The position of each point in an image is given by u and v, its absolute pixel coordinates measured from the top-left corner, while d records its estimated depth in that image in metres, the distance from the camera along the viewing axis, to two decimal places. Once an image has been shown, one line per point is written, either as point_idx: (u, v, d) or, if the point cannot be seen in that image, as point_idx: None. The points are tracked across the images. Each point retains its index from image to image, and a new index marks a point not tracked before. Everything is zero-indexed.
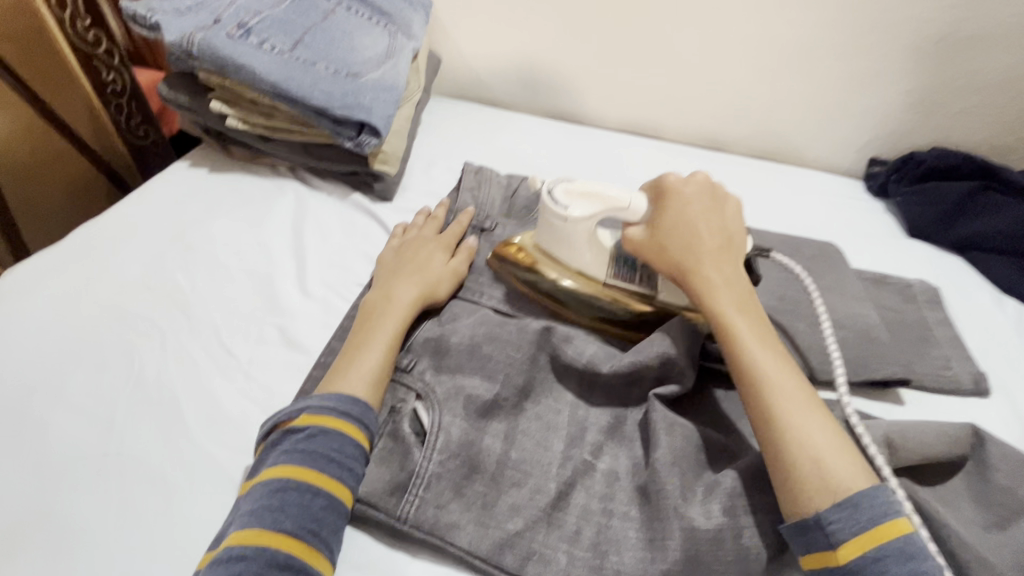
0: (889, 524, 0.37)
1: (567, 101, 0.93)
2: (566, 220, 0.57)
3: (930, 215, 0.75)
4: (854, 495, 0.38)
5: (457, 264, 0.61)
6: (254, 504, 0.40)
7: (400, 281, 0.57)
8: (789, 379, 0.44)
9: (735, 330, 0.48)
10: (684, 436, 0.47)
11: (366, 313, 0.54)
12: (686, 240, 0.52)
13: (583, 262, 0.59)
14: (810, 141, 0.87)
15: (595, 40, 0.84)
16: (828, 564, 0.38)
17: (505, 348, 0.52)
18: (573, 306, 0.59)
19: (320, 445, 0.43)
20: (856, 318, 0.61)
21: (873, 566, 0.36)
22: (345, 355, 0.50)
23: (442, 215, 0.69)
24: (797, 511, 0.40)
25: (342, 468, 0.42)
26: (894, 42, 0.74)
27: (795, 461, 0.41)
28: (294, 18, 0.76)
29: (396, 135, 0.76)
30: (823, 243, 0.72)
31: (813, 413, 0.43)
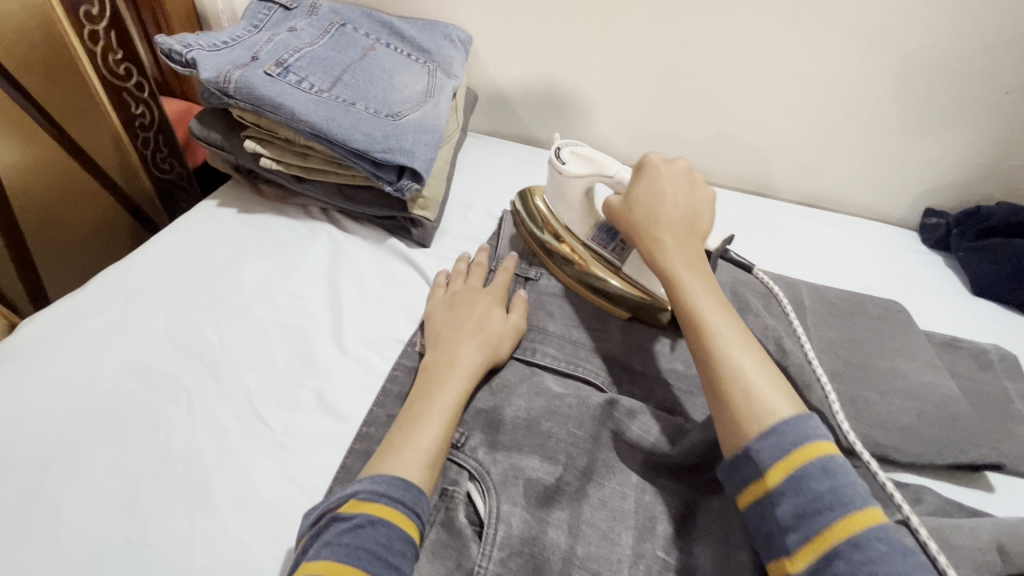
0: (812, 445, 0.38)
1: (605, 141, 0.90)
2: (560, 174, 0.61)
3: (997, 277, 0.71)
4: (779, 423, 0.39)
5: (516, 319, 0.57)
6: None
7: (460, 341, 0.53)
8: (736, 328, 0.46)
9: (684, 279, 0.49)
10: None
11: (423, 378, 0.50)
12: (650, 207, 0.54)
13: (573, 219, 0.64)
14: (863, 189, 0.83)
15: (642, 81, 0.81)
16: (761, 493, 0.38)
17: (566, 425, 0.47)
18: (558, 266, 0.64)
19: (365, 539, 0.38)
20: (936, 390, 0.57)
21: (798, 488, 0.37)
22: (400, 428, 0.45)
23: (485, 261, 0.65)
24: (732, 443, 0.41)
25: (386, 567, 0.37)
26: (958, 90, 0.71)
27: (731, 394, 0.42)
28: (332, 56, 0.73)
29: (435, 177, 0.73)
30: (888, 301, 0.68)
31: (749, 355, 0.44)
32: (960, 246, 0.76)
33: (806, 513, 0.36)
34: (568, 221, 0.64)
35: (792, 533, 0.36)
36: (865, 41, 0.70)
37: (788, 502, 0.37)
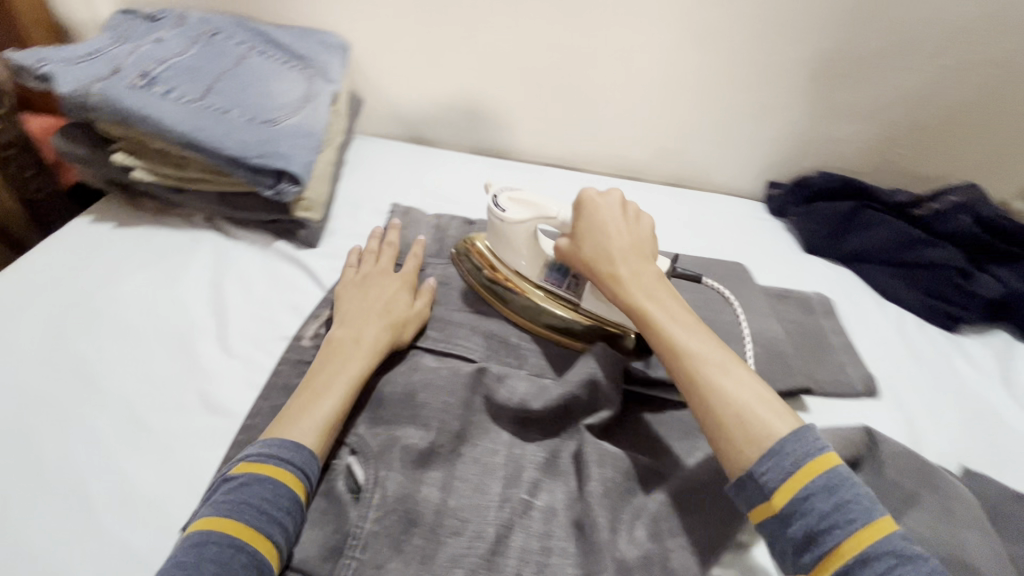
0: (813, 460, 0.40)
1: (488, 137, 0.95)
2: (501, 220, 0.62)
3: (819, 233, 0.84)
4: (776, 442, 0.41)
5: (421, 305, 0.62)
6: (177, 556, 0.39)
7: (368, 322, 0.57)
8: (714, 348, 0.48)
9: (648, 310, 0.51)
10: (616, 465, 0.49)
11: (327, 351, 0.54)
12: (357, 314, 0.57)
13: (522, 262, 0.64)
14: (718, 167, 0.94)
15: (514, 79, 0.87)
16: (768, 511, 0.40)
17: (439, 394, 0.52)
18: (514, 310, 0.63)
19: (248, 495, 0.42)
20: (765, 333, 0.66)
21: (804, 505, 0.39)
22: (303, 399, 0.49)
23: (396, 242, 0.69)
24: (734, 470, 0.42)
25: (269, 521, 0.42)
26: (778, 77, 0.82)
27: (721, 419, 0.43)
28: (203, 65, 0.74)
29: (318, 179, 0.75)
30: (733, 263, 0.78)
31: (731, 377, 0.45)
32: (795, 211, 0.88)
33: (806, 520, 0.38)
34: (514, 265, 0.64)
35: (789, 524, 0.39)
36: (697, 38, 0.79)
37: (798, 521, 0.39)
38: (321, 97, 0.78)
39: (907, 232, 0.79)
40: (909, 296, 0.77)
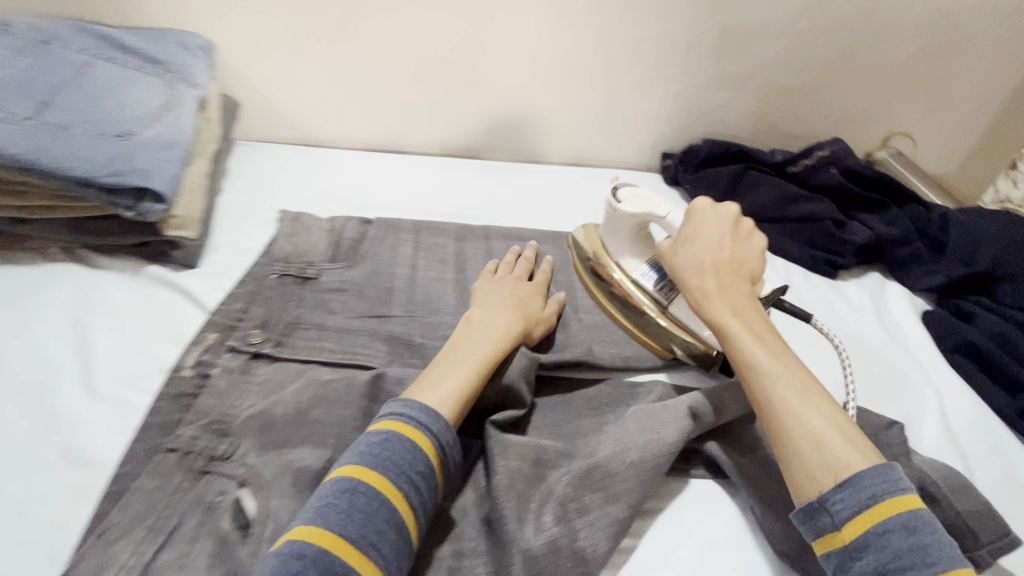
0: (892, 502, 0.39)
1: (382, 132, 0.91)
2: (615, 212, 0.64)
3: (710, 195, 0.88)
4: (854, 475, 0.40)
5: (547, 311, 0.63)
6: (318, 501, 0.40)
7: (497, 312, 0.58)
8: (792, 371, 0.46)
9: (730, 326, 0.50)
10: (520, 456, 0.49)
11: (298, 345, 0.47)
12: (490, 321, 0.56)
13: (626, 256, 0.66)
14: (615, 144, 0.95)
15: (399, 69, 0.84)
16: (840, 544, 0.40)
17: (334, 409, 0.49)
18: (614, 309, 0.65)
19: (390, 452, 0.43)
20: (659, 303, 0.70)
21: (878, 540, 0.38)
22: (426, 374, 0.50)
23: (533, 257, 0.70)
24: (802, 497, 0.42)
25: (406, 479, 0.42)
26: (658, 52, 0.84)
27: (793, 440, 0.43)
28: (35, 76, 0.65)
29: (189, 194, 0.69)
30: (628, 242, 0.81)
31: (815, 400, 0.45)
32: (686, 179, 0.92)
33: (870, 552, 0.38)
34: (619, 257, 0.66)
35: (855, 551, 0.39)
36: (576, 17, 0.80)
37: (868, 557, 0.38)
38: (184, 104, 0.72)
39: (784, 190, 0.86)
40: (793, 248, 0.83)
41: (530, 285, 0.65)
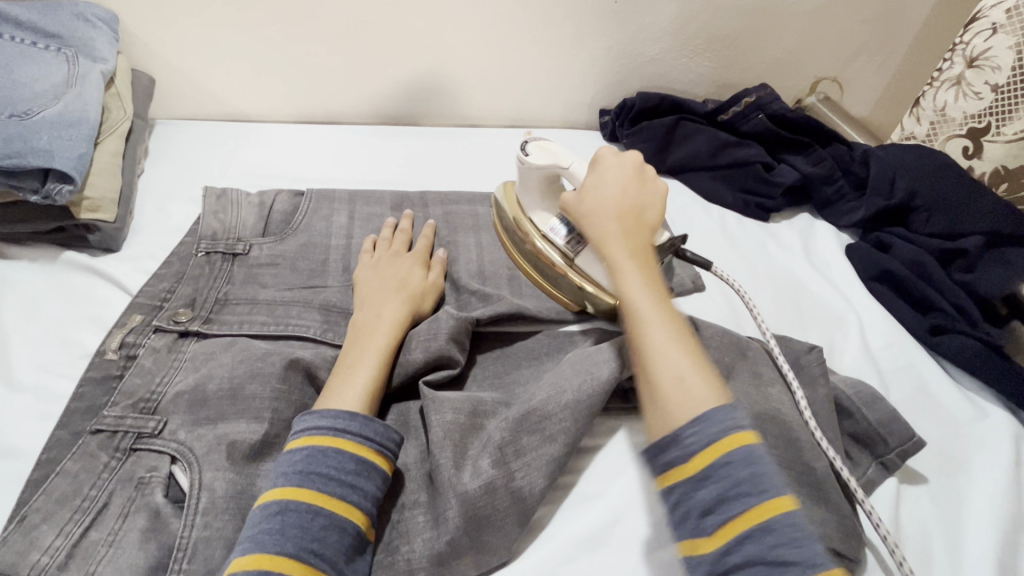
0: (732, 437, 0.36)
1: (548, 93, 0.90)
2: (520, 165, 0.59)
3: (931, 165, 0.71)
4: (704, 409, 0.37)
5: (436, 277, 0.60)
6: (289, 466, 0.40)
7: (382, 300, 0.54)
8: (677, 338, 0.42)
9: (625, 278, 0.46)
10: (654, 437, 0.50)
11: (354, 334, 0.51)
12: (600, 196, 0.52)
13: (538, 214, 0.60)
14: None
15: (573, 24, 0.81)
16: (681, 477, 0.36)
17: (484, 369, 0.55)
18: (539, 275, 0.59)
19: (316, 465, 0.40)
20: (830, 304, 0.65)
21: (721, 474, 0.35)
22: (337, 373, 0.48)
23: (409, 229, 0.65)
24: (656, 434, 0.38)
25: (341, 484, 0.40)
26: None
27: (661, 384, 0.40)
28: (274, 55, 0.78)
29: (378, 156, 0.80)
30: (805, 237, 0.75)
31: (680, 348, 0.41)
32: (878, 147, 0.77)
33: (726, 500, 0.34)
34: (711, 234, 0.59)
35: (710, 516, 0.34)
36: None
37: (710, 487, 0.35)
38: (384, 85, 0.84)
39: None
40: None
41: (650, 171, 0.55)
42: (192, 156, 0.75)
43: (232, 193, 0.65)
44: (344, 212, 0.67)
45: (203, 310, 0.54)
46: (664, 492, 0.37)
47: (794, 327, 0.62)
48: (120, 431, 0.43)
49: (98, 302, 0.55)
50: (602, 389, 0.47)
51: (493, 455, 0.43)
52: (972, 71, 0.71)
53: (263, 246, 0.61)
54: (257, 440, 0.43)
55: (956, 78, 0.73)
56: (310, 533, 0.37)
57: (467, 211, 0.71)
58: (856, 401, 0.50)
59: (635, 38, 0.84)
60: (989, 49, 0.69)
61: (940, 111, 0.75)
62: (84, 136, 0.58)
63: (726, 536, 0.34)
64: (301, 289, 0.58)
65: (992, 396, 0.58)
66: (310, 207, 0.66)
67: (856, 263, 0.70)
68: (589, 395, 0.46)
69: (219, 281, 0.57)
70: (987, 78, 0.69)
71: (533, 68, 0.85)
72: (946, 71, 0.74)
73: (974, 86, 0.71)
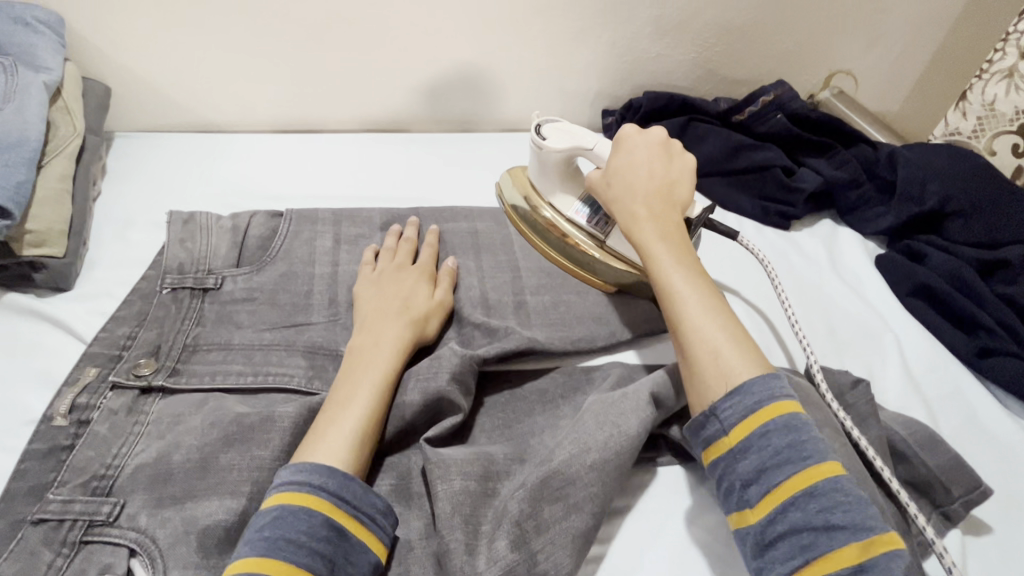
0: (779, 404, 0.37)
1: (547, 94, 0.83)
2: (540, 149, 0.60)
3: (965, 167, 0.66)
4: (744, 379, 0.39)
5: (444, 295, 0.54)
6: (256, 533, 0.34)
7: (382, 321, 0.49)
8: (711, 310, 0.44)
9: (653, 255, 0.48)
10: (686, 493, 0.44)
11: (347, 365, 0.45)
12: (625, 176, 0.53)
13: (555, 194, 0.63)
14: None
15: (575, 17, 0.74)
16: (724, 449, 0.38)
17: (493, 415, 0.48)
18: (557, 250, 0.62)
19: (284, 529, 0.34)
20: (864, 322, 0.59)
21: (759, 444, 0.37)
22: (326, 411, 0.41)
23: (415, 238, 0.60)
24: (696, 405, 0.41)
25: (311, 553, 0.34)
26: None
27: (699, 353, 0.42)
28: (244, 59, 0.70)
29: (364, 168, 0.73)
30: (829, 247, 0.69)
31: (716, 321, 0.43)
32: (907, 146, 0.72)
33: (766, 470, 0.36)
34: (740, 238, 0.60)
35: (753, 487, 0.36)
36: None
37: (752, 457, 0.37)
38: (369, 89, 0.77)
39: None
40: None
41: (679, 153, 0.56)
42: (156, 174, 0.67)
43: (202, 218, 0.58)
44: (328, 235, 0.60)
45: (169, 360, 0.47)
46: (710, 465, 0.39)
47: (830, 352, 0.56)
48: (68, 520, 0.37)
49: (47, 354, 0.48)
50: (631, 445, 0.41)
51: (512, 535, 0.37)
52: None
53: (237, 278, 0.54)
54: (232, 524, 0.37)
55: (1008, 70, 0.68)
56: None
57: (465, 228, 0.64)
58: (913, 444, 0.44)
59: (641, 31, 0.78)
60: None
61: (987, 108, 0.70)
62: (24, 161, 0.51)
63: (769, 503, 0.35)
64: (282, 328, 0.52)
65: None
66: (290, 230, 0.59)
67: (890, 277, 0.64)
68: (617, 453, 0.40)
69: (187, 323, 0.50)
70: None
71: (532, 67, 0.78)
72: (997, 63, 0.69)
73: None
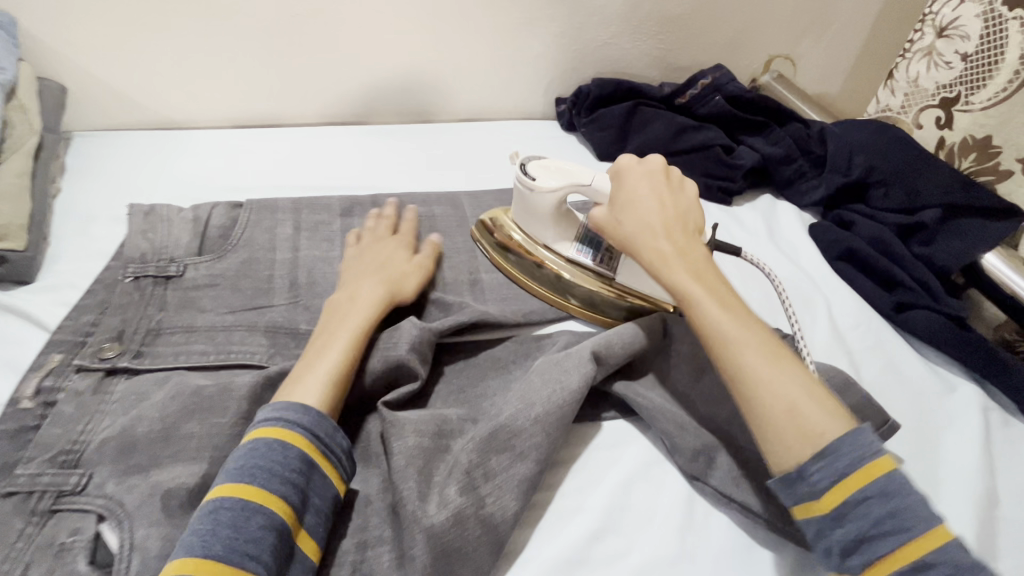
0: (872, 464, 0.35)
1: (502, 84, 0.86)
2: (531, 190, 0.57)
3: (887, 139, 0.71)
4: (833, 440, 0.36)
5: (423, 260, 0.57)
6: (234, 462, 0.37)
7: (361, 280, 0.52)
8: (771, 357, 0.41)
9: (695, 301, 0.45)
10: (627, 442, 0.48)
11: (327, 317, 0.48)
12: (642, 216, 0.50)
13: (550, 236, 0.60)
14: None
15: (523, 10, 0.78)
16: (816, 511, 0.36)
17: (449, 383, 0.51)
18: (561, 294, 0.59)
19: (259, 459, 0.37)
20: (797, 285, 0.64)
21: (858, 511, 0.34)
22: (304, 359, 0.45)
23: (395, 215, 0.62)
24: (777, 470, 0.38)
25: (283, 481, 0.37)
26: None
27: (771, 412, 0.38)
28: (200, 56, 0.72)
29: (324, 160, 0.75)
30: (768, 218, 0.74)
31: (782, 370, 0.40)
32: (838, 124, 0.77)
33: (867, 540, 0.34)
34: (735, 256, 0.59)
35: (854, 555, 0.34)
36: None
37: (852, 524, 0.35)
38: (326, 84, 0.79)
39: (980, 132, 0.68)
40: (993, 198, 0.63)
41: (679, 188, 0.54)
42: (117, 171, 0.68)
43: (162, 210, 0.59)
44: (288, 223, 0.62)
45: (133, 343, 0.49)
46: (802, 522, 0.37)
47: (768, 313, 0.61)
48: (37, 490, 0.39)
49: (11, 343, 0.49)
50: (573, 398, 0.44)
51: (460, 481, 0.40)
52: (942, 40, 0.71)
53: (199, 266, 0.56)
54: (196, 485, 0.39)
55: (928, 47, 0.73)
56: (244, 534, 0.34)
57: (422, 213, 0.67)
58: (832, 387, 0.49)
59: (588, 21, 0.81)
60: (957, 18, 0.69)
61: (912, 85, 0.76)
62: None
63: (879, 574, 0.33)
64: (245, 311, 0.54)
65: (958, 368, 0.58)
66: (250, 219, 0.61)
67: (822, 243, 0.69)
68: (560, 406, 0.44)
69: (150, 308, 0.52)
70: (957, 47, 0.69)
71: (485, 59, 0.81)
72: (918, 41, 0.75)
73: (945, 55, 0.71)
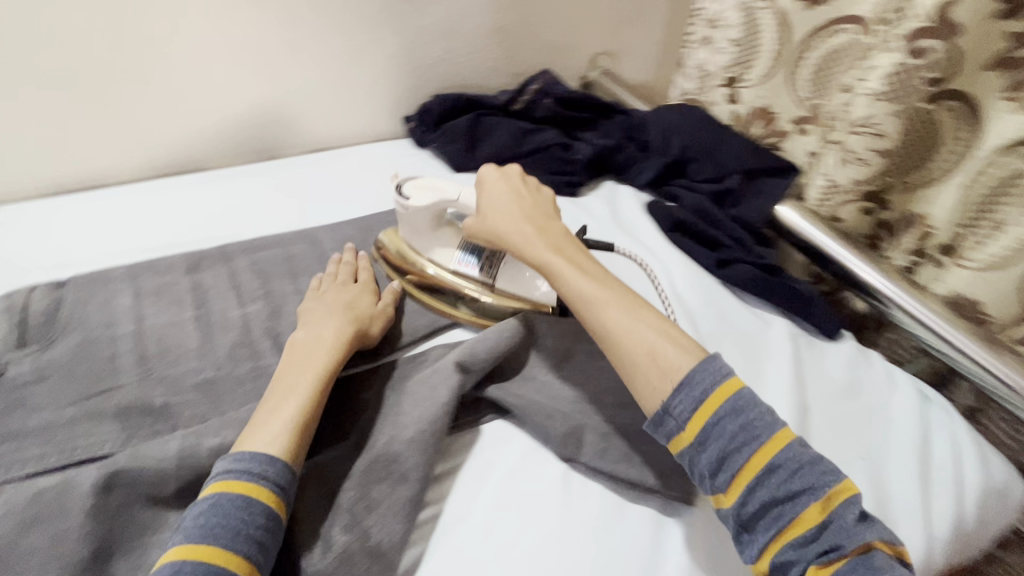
0: (722, 389, 0.44)
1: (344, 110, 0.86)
2: (406, 209, 0.60)
3: (693, 120, 0.81)
4: (686, 372, 0.45)
5: (387, 303, 0.58)
6: (194, 520, 0.38)
7: (324, 320, 0.53)
8: (633, 313, 0.49)
9: (563, 280, 0.52)
10: (504, 441, 0.51)
11: (290, 359, 0.49)
12: (501, 214, 0.56)
13: (436, 248, 0.62)
14: None
15: (348, 38, 0.78)
16: (685, 442, 0.44)
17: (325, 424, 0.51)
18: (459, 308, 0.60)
19: (221, 516, 0.38)
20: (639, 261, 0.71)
21: (715, 431, 0.43)
22: (264, 403, 0.45)
23: (355, 258, 0.62)
24: (650, 410, 0.46)
25: (245, 539, 0.37)
26: None
27: (638, 358, 0.47)
28: None
29: (163, 216, 0.71)
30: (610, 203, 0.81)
31: (639, 321, 0.48)
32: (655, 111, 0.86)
33: (729, 456, 0.42)
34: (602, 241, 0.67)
35: (721, 473, 0.42)
36: None
37: (712, 446, 0.43)
38: (150, 136, 0.74)
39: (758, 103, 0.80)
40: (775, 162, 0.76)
41: (532, 178, 0.61)
42: None
43: None
44: (127, 292, 0.58)
45: None
46: (677, 455, 0.45)
47: None
48: None
49: None
50: (442, 412, 0.47)
51: (343, 521, 0.42)
52: (715, 30, 0.83)
53: (23, 360, 0.51)
54: None
55: (706, 36, 0.85)
56: None
57: (278, 255, 0.66)
58: None
59: (416, 41, 0.84)
60: (722, 10, 0.81)
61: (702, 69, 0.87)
62: None
63: (740, 484, 0.41)
64: (86, 398, 0.50)
65: (771, 307, 0.69)
66: (79, 297, 0.57)
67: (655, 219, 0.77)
68: (430, 422, 0.46)
69: None
70: (726, 35, 0.81)
71: (321, 89, 0.81)
72: (699, 33, 0.86)
73: (719, 42, 0.82)
